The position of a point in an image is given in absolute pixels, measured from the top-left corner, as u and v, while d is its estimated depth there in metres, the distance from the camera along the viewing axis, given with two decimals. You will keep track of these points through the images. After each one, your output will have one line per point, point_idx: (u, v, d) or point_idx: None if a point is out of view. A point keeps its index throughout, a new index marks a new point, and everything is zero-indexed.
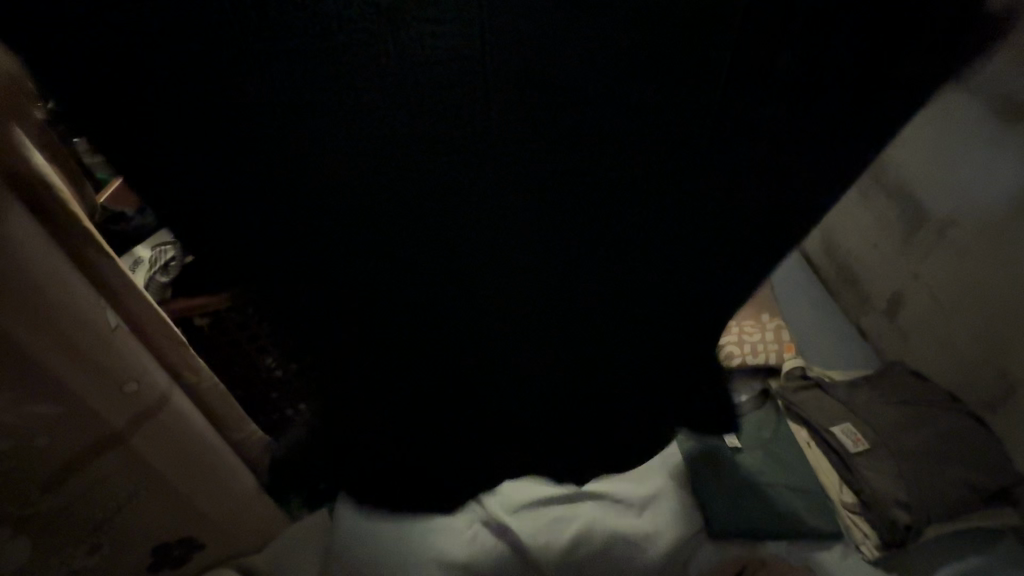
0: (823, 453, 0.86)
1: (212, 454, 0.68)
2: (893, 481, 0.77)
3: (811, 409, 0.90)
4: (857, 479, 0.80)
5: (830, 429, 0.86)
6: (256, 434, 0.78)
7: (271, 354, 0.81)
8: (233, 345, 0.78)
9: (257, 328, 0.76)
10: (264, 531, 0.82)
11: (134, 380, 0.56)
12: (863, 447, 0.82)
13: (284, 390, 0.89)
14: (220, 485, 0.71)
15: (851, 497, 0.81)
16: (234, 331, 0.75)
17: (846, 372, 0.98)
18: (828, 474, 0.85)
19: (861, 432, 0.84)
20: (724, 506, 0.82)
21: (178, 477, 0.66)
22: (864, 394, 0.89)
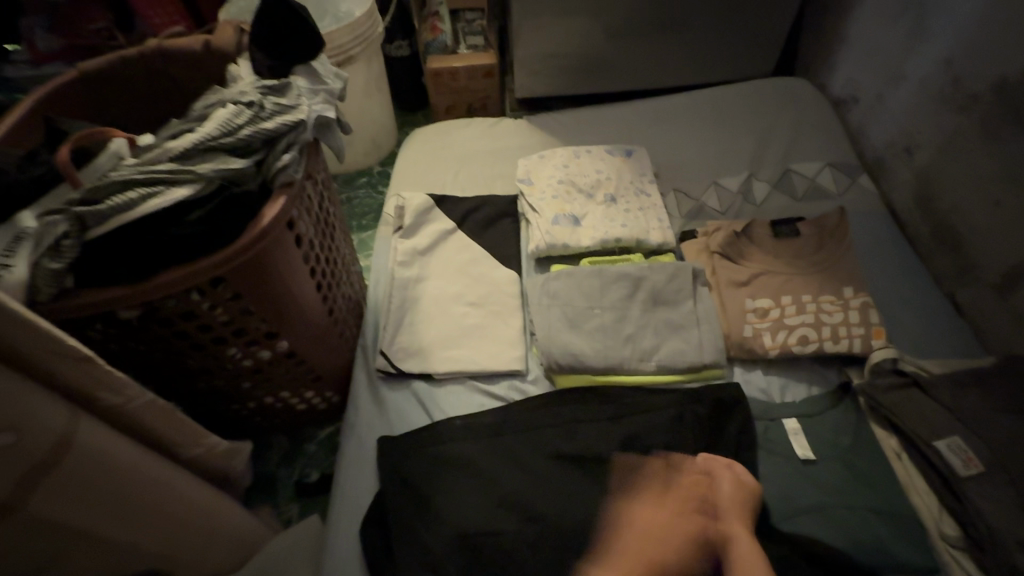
0: (918, 469, 0.71)
1: (155, 487, 0.52)
2: (1015, 517, 0.62)
3: (906, 414, 0.73)
4: (967, 509, 0.65)
5: (932, 441, 0.70)
6: (220, 444, 0.62)
7: (234, 344, 0.64)
8: (180, 338, 0.59)
9: (208, 317, 0.58)
10: (243, 550, 0.68)
11: (5, 430, 0.38)
12: (977, 470, 0.66)
13: (257, 380, 0.72)
14: (172, 517, 0.56)
15: (954, 528, 0.66)
16: (176, 322, 0.57)
17: (945, 364, 0.80)
18: (922, 496, 0.69)
19: (972, 449, 0.68)
20: (811, 525, 0.68)
21: (113, 523, 0.50)
22: (975, 400, 0.72)
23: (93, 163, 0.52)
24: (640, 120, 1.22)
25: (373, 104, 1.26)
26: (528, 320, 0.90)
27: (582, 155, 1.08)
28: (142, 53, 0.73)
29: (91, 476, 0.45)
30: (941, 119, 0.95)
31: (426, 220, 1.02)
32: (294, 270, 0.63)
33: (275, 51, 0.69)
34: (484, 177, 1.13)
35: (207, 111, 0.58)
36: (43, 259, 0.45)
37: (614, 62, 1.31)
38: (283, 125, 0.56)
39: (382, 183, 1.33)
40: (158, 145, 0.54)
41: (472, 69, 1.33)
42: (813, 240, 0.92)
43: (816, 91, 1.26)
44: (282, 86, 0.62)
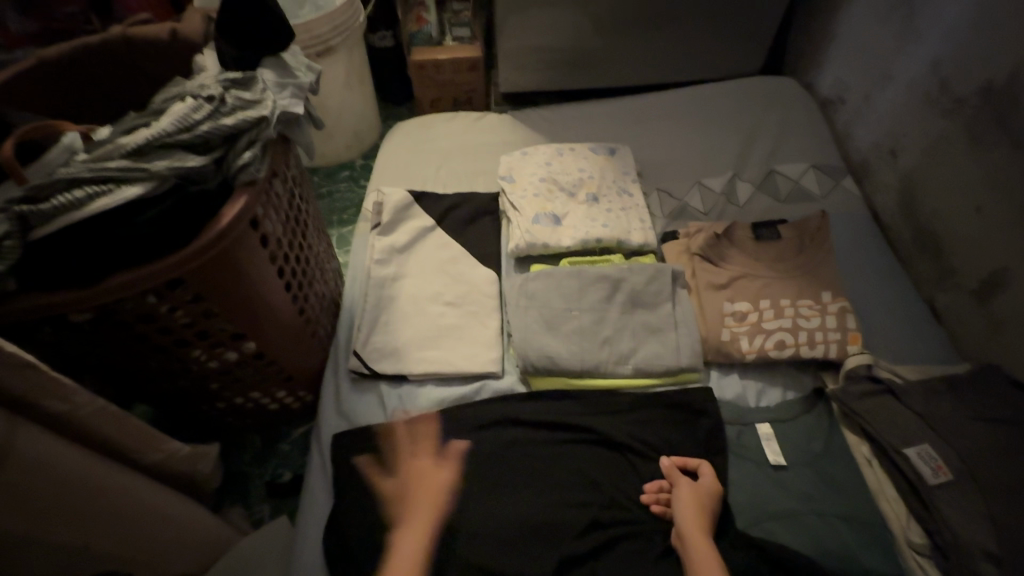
0: (889, 476, 0.71)
1: (107, 494, 0.51)
2: (981, 525, 0.63)
3: (879, 422, 0.73)
4: (934, 517, 0.66)
5: (903, 450, 0.70)
6: (183, 449, 0.61)
7: (198, 346, 0.62)
8: (139, 340, 0.58)
9: (168, 320, 0.56)
10: (209, 553, 0.67)
11: None
12: (945, 479, 0.67)
13: (225, 381, 0.71)
14: (128, 523, 0.54)
15: (920, 536, 0.66)
16: (134, 325, 0.55)
17: (920, 371, 0.80)
18: (891, 503, 0.70)
19: (942, 458, 0.68)
20: (782, 531, 0.68)
21: (66, 531, 0.49)
22: (947, 408, 0.72)
23: (43, 159, 0.50)
24: (625, 118, 1.20)
25: (354, 95, 1.23)
26: (507, 320, 0.89)
27: (565, 153, 1.06)
28: (105, 41, 0.70)
29: (35, 484, 0.44)
30: (926, 123, 0.94)
31: (404, 217, 1.00)
32: (260, 271, 0.62)
33: (241, 41, 0.66)
34: (466, 174, 1.11)
35: (166, 105, 0.56)
36: None
37: (601, 57, 1.29)
38: (245, 121, 0.54)
39: (363, 176, 1.31)
40: (112, 140, 0.52)
41: (457, 61, 1.30)
42: (794, 244, 0.92)
43: (804, 91, 1.25)
44: (246, 80, 0.60)
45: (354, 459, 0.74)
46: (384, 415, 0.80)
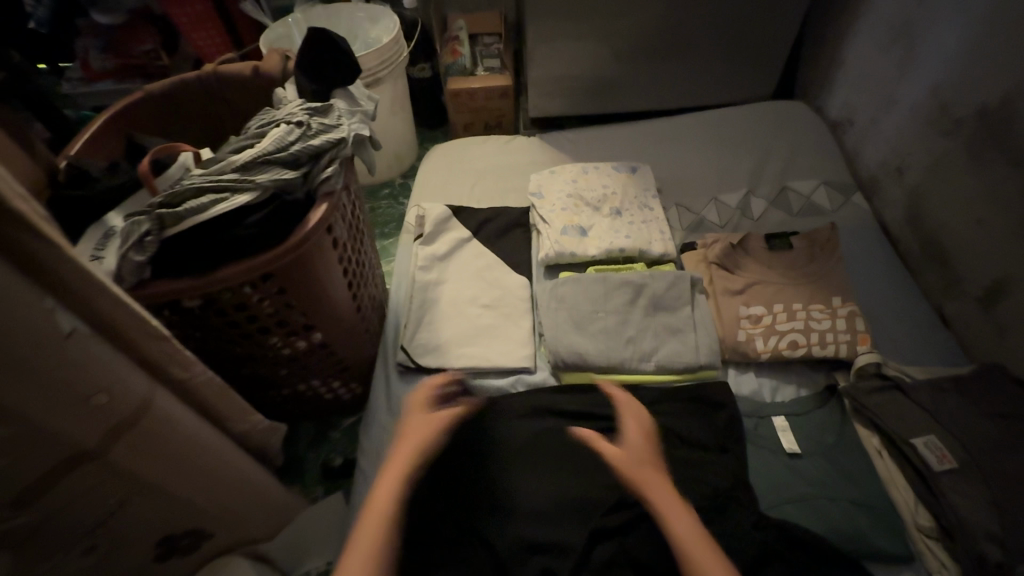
0: (898, 466, 0.76)
1: (209, 454, 0.59)
2: (985, 511, 0.67)
3: (887, 415, 0.79)
4: (940, 502, 0.70)
5: (910, 439, 0.75)
6: (261, 422, 0.70)
7: (275, 334, 0.72)
8: (230, 327, 0.68)
9: (256, 309, 0.66)
10: (273, 518, 0.76)
11: (101, 392, 0.46)
12: (949, 466, 0.71)
13: (291, 369, 0.80)
14: (219, 481, 0.63)
15: (928, 520, 0.71)
16: (230, 312, 0.65)
17: (927, 371, 0.85)
18: (900, 490, 0.74)
19: (947, 449, 0.73)
20: (795, 514, 0.73)
21: (175, 482, 0.58)
22: (952, 403, 0.77)
23: (167, 173, 0.61)
24: (645, 139, 1.30)
25: (396, 121, 1.35)
26: (537, 321, 0.97)
27: (590, 172, 1.16)
28: (202, 77, 0.82)
29: (162, 437, 0.53)
30: (929, 141, 1.01)
31: (444, 228, 1.10)
32: (330, 270, 0.71)
33: (317, 76, 0.78)
34: (499, 191, 1.21)
35: (262, 129, 0.67)
36: (129, 253, 0.54)
37: (622, 85, 1.40)
38: (328, 142, 0.65)
39: (403, 194, 1.43)
40: (222, 157, 0.63)
41: (489, 89, 1.42)
42: (805, 253, 0.99)
43: (814, 114, 1.33)
44: (325, 108, 0.71)
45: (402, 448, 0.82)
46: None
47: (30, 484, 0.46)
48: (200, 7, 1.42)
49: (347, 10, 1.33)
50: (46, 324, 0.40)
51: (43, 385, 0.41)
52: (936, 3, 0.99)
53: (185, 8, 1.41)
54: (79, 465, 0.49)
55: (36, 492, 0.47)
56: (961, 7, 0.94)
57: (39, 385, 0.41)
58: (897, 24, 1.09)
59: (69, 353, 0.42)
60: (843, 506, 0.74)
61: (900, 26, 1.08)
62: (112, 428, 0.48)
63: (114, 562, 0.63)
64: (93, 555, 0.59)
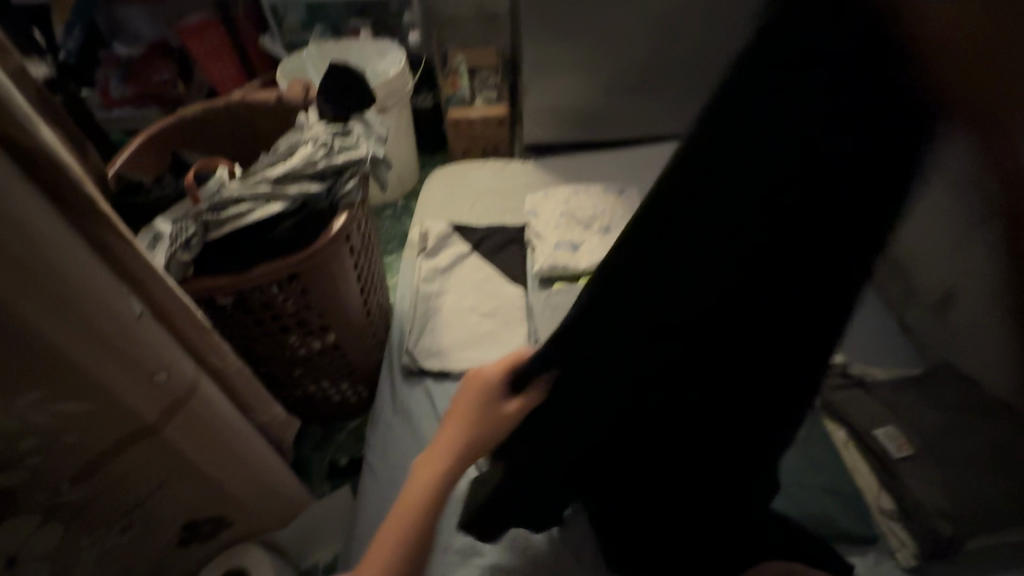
0: (862, 455, 0.83)
1: (242, 441, 0.65)
2: (939, 491, 0.74)
3: (852, 410, 0.86)
4: (899, 486, 0.77)
5: (872, 431, 0.82)
6: (280, 415, 0.76)
7: (294, 333, 0.79)
8: (255, 325, 0.75)
9: (281, 308, 0.73)
10: (288, 511, 0.80)
11: (161, 370, 0.52)
12: (907, 454, 0.79)
13: (305, 368, 0.87)
14: (246, 469, 0.68)
15: (889, 502, 0.79)
16: (257, 310, 0.72)
17: (889, 372, 0.94)
18: (865, 477, 0.82)
19: (904, 437, 0.80)
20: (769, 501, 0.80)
21: (209, 463, 0.63)
22: (909, 399, 0.85)
23: (206, 186, 0.69)
24: (632, 164, 1.40)
25: (400, 146, 1.45)
26: (533, 328, 1.04)
27: (581, 193, 1.25)
28: (230, 104, 0.91)
29: (206, 422, 0.59)
30: None
31: (446, 244, 1.19)
32: (346, 274, 0.79)
33: (336, 103, 0.87)
34: (496, 210, 1.31)
35: (291, 148, 0.76)
36: (177, 253, 0.61)
37: (609, 115, 1.52)
38: (349, 160, 0.74)
39: (405, 214, 1.51)
40: (256, 173, 0.71)
41: (486, 118, 1.53)
42: None
43: None
44: (346, 131, 0.80)
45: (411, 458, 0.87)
46: (427, 406, 0.94)
47: (90, 455, 0.52)
48: (217, 39, 1.53)
49: (356, 45, 1.44)
50: (124, 307, 0.47)
51: (116, 359, 0.48)
52: None
53: (203, 42, 1.51)
54: (134, 440, 0.54)
55: (95, 463, 0.54)
56: None
57: (113, 359, 0.48)
58: None
59: (139, 333, 0.49)
60: (814, 492, 0.80)
61: None
62: (166, 405, 0.54)
63: (144, 544, 0.67)
64: (130, 534, 0.64)
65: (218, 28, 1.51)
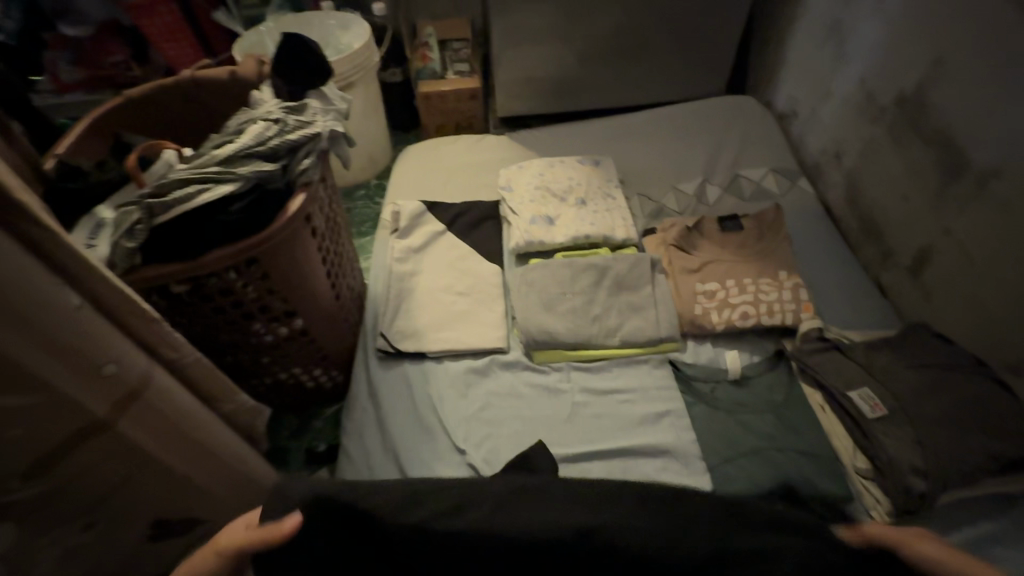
0: (838, 417, 0.83)
1: (205, 430, 0.63)
2: (910, 448, 0.75)
3: (827, 372, 0.86)
4: (873, 444, 0.78)
5: (847, 392, 0.83)
6: (247, 404, 0.74)
7: (259, 320, 0.76)
8: (216, 312, 0.72)
9: (241, 293, 0.71)
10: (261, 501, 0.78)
11: (110, 360, 0.50)
12: (880, 414, 0.79)
13: (275, 355, 0.84)
14: (216, 461, 0.66)
15: (865, 462, 0.79)
16: (215, 297, 0.69)
17: (865, 334, 0.94)
18: (841, 439, 0.82)
19: (878, 397, 0.81)
20: (738, 469, 0.80)
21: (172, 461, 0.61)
22: (883, 358, 0.85)
23: (152, 168, 0.66)
24: (607, 135, 1.37)
25: (369, 124, 1.40)
26: (510, 305, 1.03)
27: (556, 165, 1.23)
28: (178, 83, 0.87)
29: (164, 413, 0.57)
30: (861, 129, 1.11)
31: (419, 223, 1.16)
32: (311, 256, 0.76)
33: (291, 77, 0.82)
34: (470, 186, 1.27)
35: (242, 126, 0.72)
36: (120, 240, 0.58)
37: (585, 84, 1.47)
38: (303, 136, 0.70)
39: (379, 194, 1.47)
40: (204, 153, 0.68)
41: (458, 91, 1.48)
42: (755, 233, 1.07)
43: (763, 107, 1.42)
44: (300, 106, 0.76)
45: (400, 441, 0.87)
46: (406, 389, 0.93)
47: (37, 456, 0.50)
48: (171, 18, 1.44)
49: (318, 18, 1.38)
50: (54, 294, 0.45)
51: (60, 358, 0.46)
52: (858, 6, 1.10)
53: (155, 19, 1.43)
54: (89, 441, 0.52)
55: (44, 462, 0.51)
56: (878, 8, 1.05)
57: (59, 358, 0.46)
58: (828, 24, 1.19)
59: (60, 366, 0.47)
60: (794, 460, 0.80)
61: (831, 26, 1.18)
62: (117, 399, 0.52)
63: (107, 548, 0.64)
64: (94, 532, 0.61)
65: (171, 5, 1.42)
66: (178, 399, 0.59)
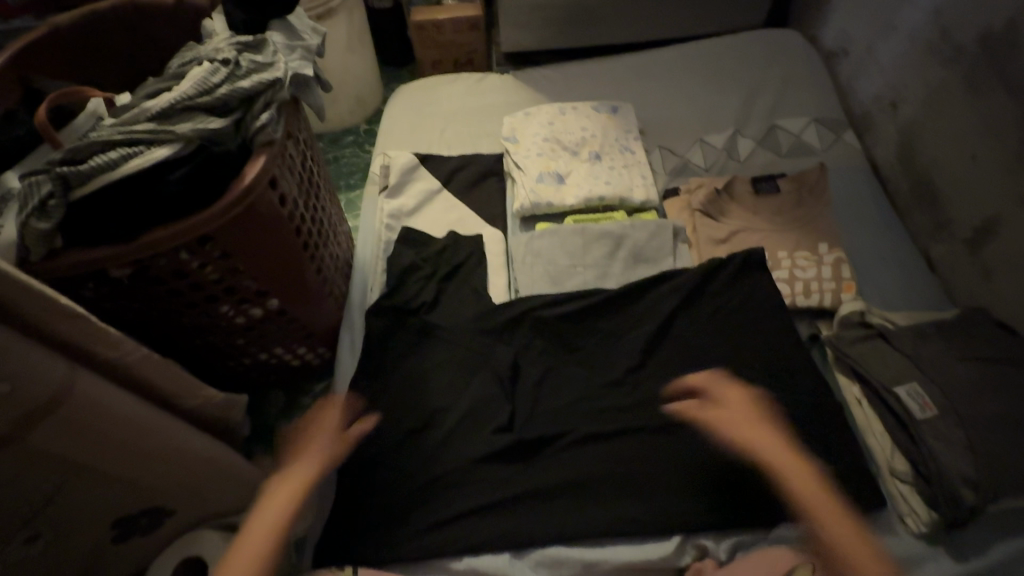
0: (877, 414, 0.75)
1: (150, 439, 0.57)
2: (961, 452, 0.66)
3: (870, 364, 0.77)
4: (921, 450, 0.69)
5: (893, 389, 0.73)
6: (218, 396, 0.67)
7: (225, 302, 0.66)
8: (172, 296, 0.62)
9: (199, 276, 0.60)
10: (245, 492, 0.72)
11: (5, 381, 0.43)
12: (931, 415, 0.70)
13: (250, 337, 0.75)
14: (170, 460, 0.61)
15: (903, 466, 0.71)
16: (168, 280, 0.59)
17: (911, 317, 0.83)
18: (879, 439, 0.74)
19: (928, 396, 0.71)
20: (767, 473, 0.71)
21: (107, 463, 0.55)
22: (934, 348, 0.75)
23: (74, 123, 0.55)
24: (627, 76, 1.20)
25: (356, 61, 1.23)
26: (512, 277, 0.92)
27: (567, 113, 1.08)
28: (113, 8, 0.72)
29: (88, 424, 0.51)
30: (927, 74, 0.95)
31: (411, 179, 1.03)
32: (287, 233, 0.65)
33: (250, 5, 0.67)
34: (470, 135, 1.13)
35: (184, 69, 0.59)
36: (32, 220, 0.48)
37: (604, 14, 1.27)
38: (258, 84, 0.56)
39: (369, 141, 1.32)
40: (136, 105, 0.56)
41: (458, 21, 1.29)
42: (793, 198, 0.94)
43: (807, 44, 1.24)
44: (258, 42, 0.61)
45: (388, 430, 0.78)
46: None
47: None
48: None
49: None
50: None
51: None
52: None
53: None
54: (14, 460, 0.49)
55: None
56: None
57: None
58: None
59: None
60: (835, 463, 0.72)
61: None
62: (23, 419, 0.46)
63: (67, 547, 0.61)
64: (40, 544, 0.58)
65: None
66: (107, 408, 0.52)
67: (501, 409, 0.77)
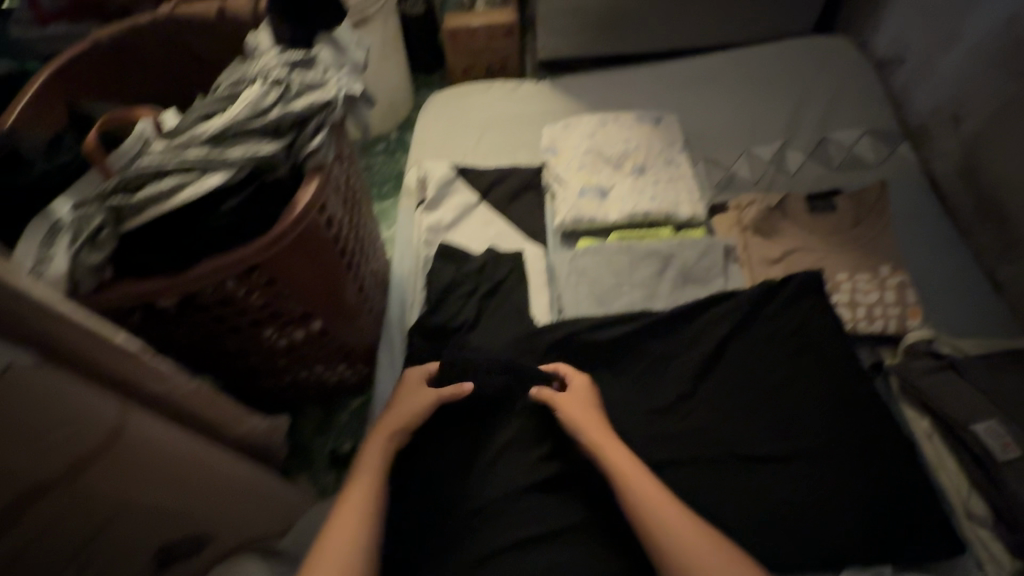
0: (949, 452, 0.71)
1: (196, 471, 0.55)
2: None
3: (941, 398, 0.72)
4: (1000, 490, 0.66)
5: (970, 425, 0.69)
6: (260, 425, 0.65)
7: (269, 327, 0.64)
8: (217, 322, 0.60)
9: (245, 303, 0.58)
10: (283, 516, 0.70)
11: (61, 427, 0.41)
12: (1014, 455, 0.66)
13: (291, 360, 0.73)
14: (214, 491, 0.59)
15: (982, 508, 0.67)
16: (214, 308, 0.57)
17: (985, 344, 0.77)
18: (952, 477, 0.70)
19: (1010, 435, 0.67)
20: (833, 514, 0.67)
21: (156, 500, 0.53)
22: (1011, 382, 0.71)
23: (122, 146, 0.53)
24: (668, 84, 1.16)
25: (389, 68, 1.21)
26: (554, 296, 0.89)
27: (609, 123, 1.04)
28: (154, 22, 0.70)
29: (139, 460, 0.49)
30: (996, 84, 0.89)
31: (448, 192, 1.00)
32: (332, 257, 0.62)
33: (297, 19, 0.65)
34: (507, 146, 1.09)
35: (233, 89, 0.56)
36: (84, 253, 0.46)
37: (643, 19, 1.23)
38: (311, 106, 0.54)
39: (401, 149, 1.30)
40: (185, 128, 0.54)
41: (492, 27, 1.26)
42: (850, 216, 0.90)
43: (857, 51, 1.19)
44: (308, 59, 0.59)
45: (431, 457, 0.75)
46: None
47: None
48: None
49: None
50: None
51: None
52: None
53: None
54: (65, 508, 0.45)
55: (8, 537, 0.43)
56: None
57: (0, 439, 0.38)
58: None
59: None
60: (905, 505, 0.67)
61: None
62: (75, 464, 0.44)
63: None
64: None
65: None
66: (157, 444, 0.50)
67: (548, 438, 0.74)
